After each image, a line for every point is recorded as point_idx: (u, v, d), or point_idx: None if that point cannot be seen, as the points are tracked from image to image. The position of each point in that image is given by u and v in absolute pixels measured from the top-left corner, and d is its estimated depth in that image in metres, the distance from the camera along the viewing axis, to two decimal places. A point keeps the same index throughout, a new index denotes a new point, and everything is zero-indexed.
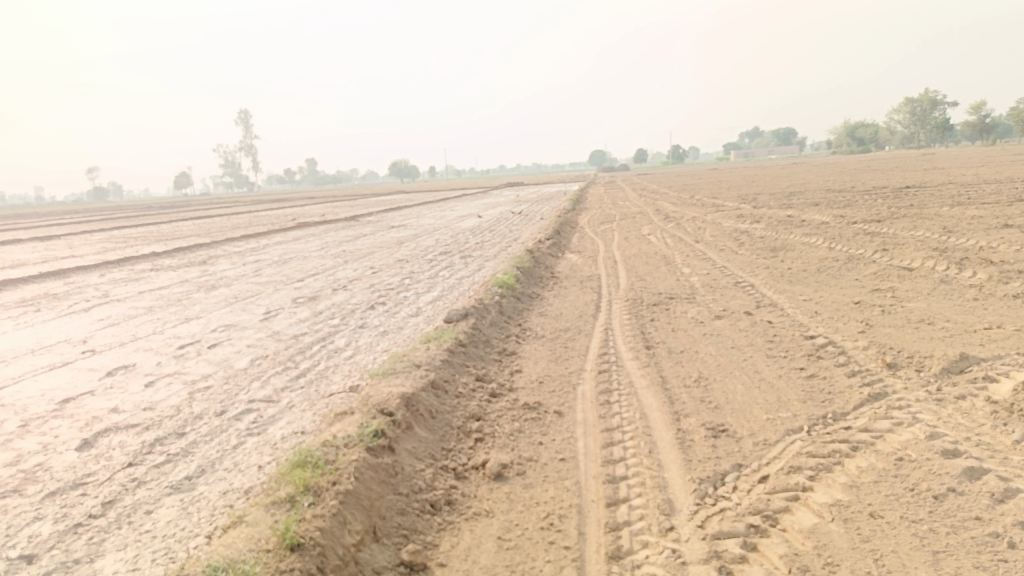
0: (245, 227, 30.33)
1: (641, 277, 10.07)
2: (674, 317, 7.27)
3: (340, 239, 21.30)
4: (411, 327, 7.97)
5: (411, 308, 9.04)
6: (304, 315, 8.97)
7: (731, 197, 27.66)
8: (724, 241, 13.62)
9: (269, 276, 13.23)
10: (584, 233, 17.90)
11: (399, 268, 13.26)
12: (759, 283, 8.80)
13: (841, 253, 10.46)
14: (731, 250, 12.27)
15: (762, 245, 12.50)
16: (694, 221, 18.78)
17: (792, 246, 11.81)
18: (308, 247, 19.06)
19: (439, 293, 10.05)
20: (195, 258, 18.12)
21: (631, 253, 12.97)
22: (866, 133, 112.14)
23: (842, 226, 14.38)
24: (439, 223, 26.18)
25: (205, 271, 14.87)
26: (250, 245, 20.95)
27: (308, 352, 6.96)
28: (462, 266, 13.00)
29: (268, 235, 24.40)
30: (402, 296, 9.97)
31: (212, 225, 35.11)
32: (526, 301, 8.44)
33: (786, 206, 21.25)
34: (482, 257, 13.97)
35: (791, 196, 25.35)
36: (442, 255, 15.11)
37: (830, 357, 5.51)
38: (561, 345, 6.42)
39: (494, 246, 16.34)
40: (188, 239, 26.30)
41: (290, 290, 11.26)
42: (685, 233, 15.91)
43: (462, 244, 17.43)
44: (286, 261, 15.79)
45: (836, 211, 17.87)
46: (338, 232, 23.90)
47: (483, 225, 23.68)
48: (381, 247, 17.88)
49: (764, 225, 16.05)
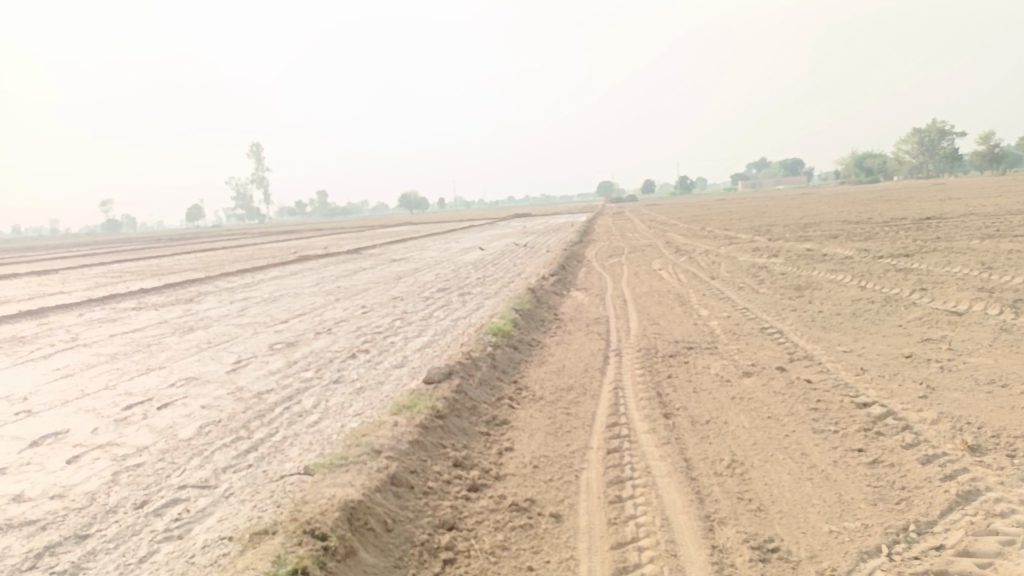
0: (243, 261, 29.51)
1: (654, 320, 9.06)
2: (695, 373, 6.25)
3: (336, 274, 20.39)
4: (392, 383, 6.97)
5: (395, 357, 8.05)
6: (275, 366, 7.98)
7: (744, 228, 26.73)
8: (742, 278, 12.63)
9: (252, 317, 12.27)
10: (592, 267, 16.92)
11: (391, 307, 12.29)
12: (789, 329, 7.77)
13: (876, 294, 9.44)
14: (751, 288, 11.25)
15: (785, 282, 11.49)
16: (708, 255, 17.79)
17: (820, 284, 10.79)
18: (301, 283, 18.12)
19: (430, 339, 9.05)
20: (182, 295, 17.23)
21: (642, 291, 11.98)
22: (875, 163, 111.47)
23: (868, 261, 13.35)
24: (441, 256, 25.29)
25: (187, 310, 13.92)
26: (242, 280, 20.05)
27: (267, 417, 5.97)
28: (459, 305, 12.01)
29: (263, 270, 23.52)
30: (389, 341, 8.99)
31: (213, 258, 34.29)
32: (524, 350, 7.44)
33: (803, 238, 20.23)
34: (482, 295, 13.01)
35: (807, 228, 24.37)
36: (439, 292, 14.15)
37: (892, 434, 4.49)
38: (561, 411, 5.40)
39: (496, 282, 15.38)
40: (182, 273, 25.43)
41: (269, 333, 10.28)
42: (699, 268, 14.90)
43: (462, 279, 16.47)
44: (274, 299, 14.84)
45: (858, 244, 16.87)
46: (336, 266, 22.99)
47: (486, 258, 22.74)
48: (377, 282, 16.96)
49: (784, 260, 15.05)
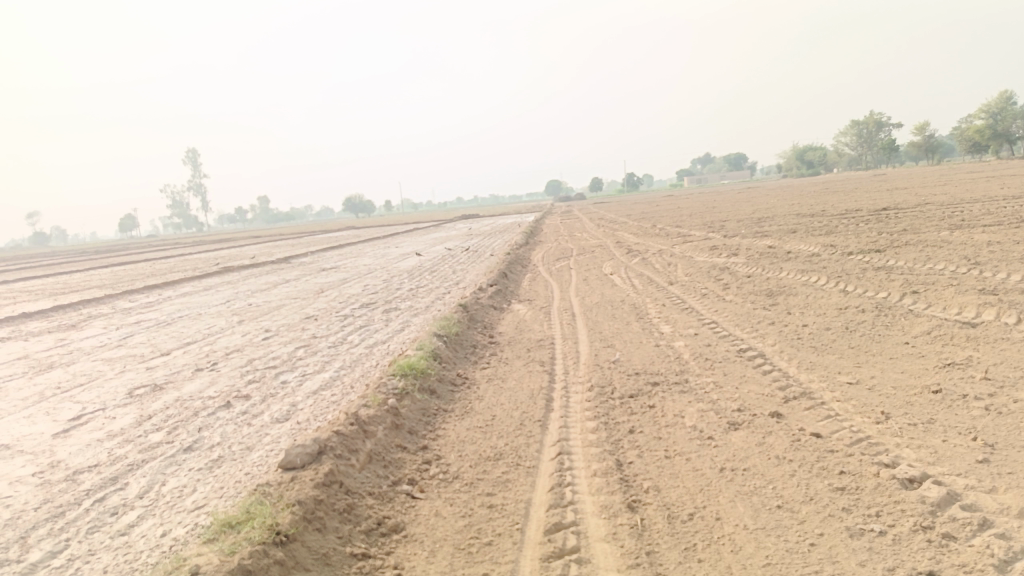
0: (160, 276, 27.01)
1: (608, 341, 7.49)
2: (665, 425, 4.65)
3: (256, 288, 18.29)
4: (264, 452, 5.20)
5: (281, 407, 6.26)
6: (121, 425, 6.11)
7: (698, 225, 25.61)
8: (703, 283, 11.19)
9: (133, 348, 10.28)
10: (537, 274, 15.31)
11: (300, 330, 10.43)
12: (774, 352, 6.26)
13: (864, 301, 8.04)
14: (716, 295, 9.79)
15: (754, 287, 10.05)
16: (662, 256, 16.34)
17: (795, 289, 9.37)
18: (211, 301, 16.02)
19: (332, 376, 7.28)
20: (69, 319, 14.97)
21: (592, 302, 10.42)
22: (816, 156, 113.20)
23: (838, 259, 12.07)
24: (376, 264, 23.31)
25: (61, 341, 11.78)
26: (147, 299, 17.81)
27: (63, 520, 4.16)
28: (381, 326, 10.24)
29: (176, 285, 21.24)
30: (280, 382, 7.19)
31: (132, 272, 31.49)
32: (443, 393, 5.74)
33: (761, 234, 19.07)
34: (409, 312, 11.26)
35: (761, 223, 23.32)
36: (362, 308, 12.36)
37: (971, 541, 2.96)
38: (482, 501, 3.73)
39: (428, 294, 13.66)
40: (85, 291, 22.93)
41: (139, 373, 8.36)
42: (655, 271, 13.39)
43: (391, 291, 14.64)
44: (170, 323, 12.80)
45: (822, 239, 15.66)
46: (259, 279, 20.87)
47: (424, 266, 20.97)
48: (296, 297, 15.05)
49: (746, 259, 13.71)
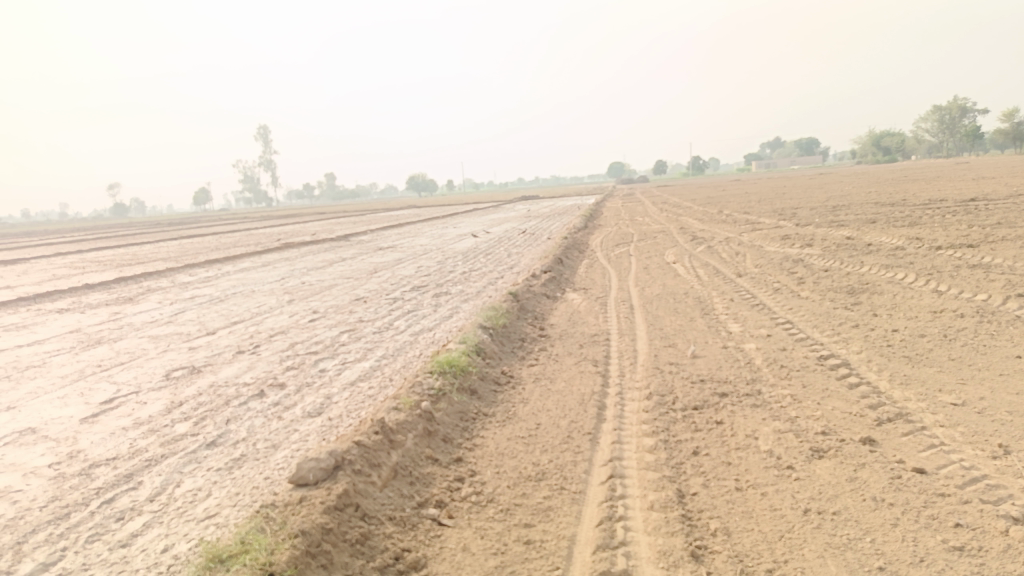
0: (222, 250, 27.37)
1: (670, 340, 6.84)
2: (735, 448, 4.04)
3: (311, 266, 18.17)
4: (289, 452, 4.80)
5: (314, 399, 5.87)
6: (149, 413, 5.82)
7: (767, 212, 24.40)
8: (775, 275, 10.36)
9: (180, 326, 10.12)
10: (595, 260, 14.66)
11: (347, 313, 10.09)
12: (860, 363, 5.53)
13: (962, 304, 7.16)
14: (789, 291, 8.99)
15: (832, 283, 9.20)
16: (729, 245, 15.43)
17: (879, 287, 8.51)
18: (265, 278, 15.93)
19: (372, 366, 6.86)
20: (127, 292, 15.07)
21: (653, 293, 9.75)
22: (894, 141, 108.06)
23: (925, 254, 11.04)
24: (431, 245, 22.93)
25: (115, 315, 11.76)
26: (204, 274, 17.87)
27: (64, 524, 3.83)
28: (429, 311, 9.80)
29: (235, 260, 21.36)
30: (318, 370, 6.81)
31: (197, 245, 32.06)
32: (485, 394, 5.23)
33: (836, 223, 17.92)
34: (460, 298, 10.79)
35: (836, 211, 22.01)
36: (412, 290, 11.97)
37: None
38: (518, 535, 3.22)
39: (481, 278, 13.18)
40: (149, 264, 23.32)
41: (180, 353, 8.13)
42: (721, 261, 12.57)
43: (443, 274, 14.22)
44: (221, 300, 12.68)
45: (905, 231, 14.50)
46: (315, 256, 20.80)
47: (480, 247, 20.53)
48: (348, 277, 14.80)
49: (821, 250, 12.74)
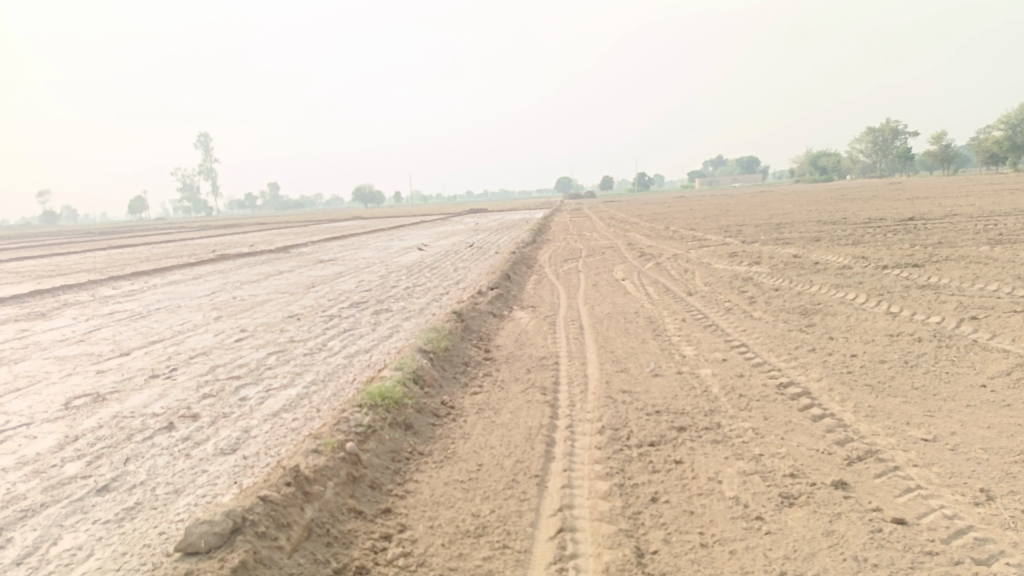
0: (153, 261, 26.08)
1: (622, 364, 6.44)
2: (697, 494, 3.62)
3: (246, 279, 17.30)
4: (194, 498, 4.19)
5: (231, 433, 5.25)
6: (37, 450, 5.10)
7: (714, 229, 24.54)
8: (726, 294, 10.12)
9: (93, 345, 9.27)
10: (542, 276, 14.27)
11: (278, 331, 9.42)
12: (822, 392, 5.21)
13: (918, 327, 6.97)
14: (742, 311, 8.73)
15: (784, 303, 8.98)
16: (677, 262, 15.26)
17: (833, 308, 8.31)
18: (195, 292, 15.03)
19: (300, 393, 6.26)
20: (41, 306, 13.97)
21: (603, 312, 9.38)
22: (831, 161, 111.67)
23: (874, 274, 10.98)
24: (375, 258, 22.25)
25: (22, 332, 10.78)
26: (129, 287, 16.80)
27: None
28: (367, 330, 9.22)
29: (165, 272, 20.25)
30: (239, 398, 6.17)
31: (127, 255, 30.51)
32: (421, 428, 4.70)
33: (782, 240, 18.01)
34: (401, 315, 10.22)
35: (780, 229, 22.23)
36: (351, 307, 11.34)
37: None
38: None
39: (424, 294, 12.64)
40: (71, 275, 21.95)
41: (86, 377, 7.34)
42: (671, 279, 12.32)
43: (385, 289, 13.60)
44: (143, 316, 11.80)
45: (851, 250, 14.55)
46: (252, 269, 19.88)
47: (425, 261, 19.93)
48: (285, 292, 14.06)
49: (769, 268, 12.62)
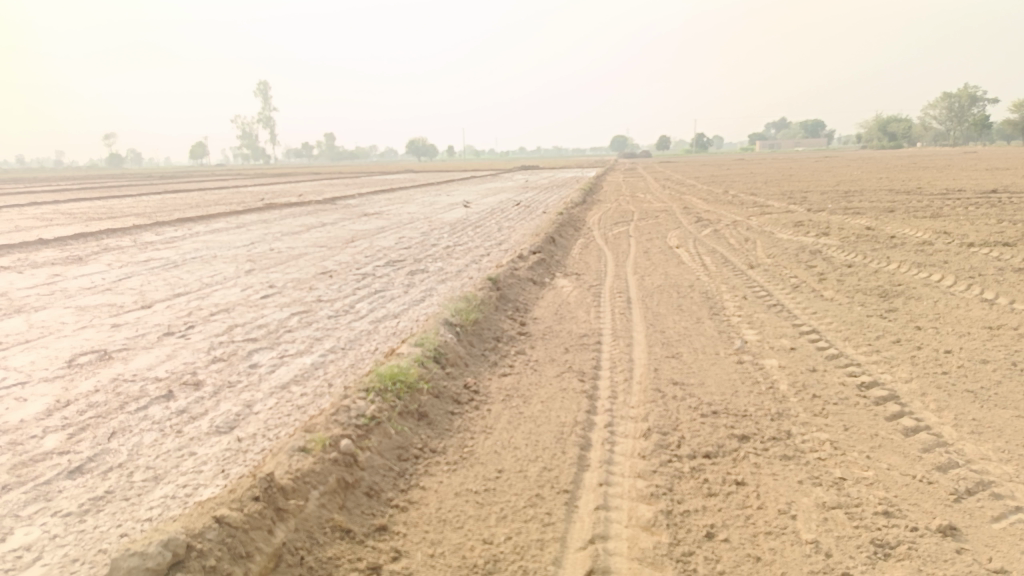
0: (201, 207, 26.00)
1: (674, 347, 5.68)
2: (765, 533, 2.90)
3: (286, 230, 16.91)
4: (173, 488, 3.66)
5: (231, 407, 4.72)
6: (22, 416, 4.66)
7: (776, 195, 23.22)
8: (792, 269, 9.19)
9: (116, 295, 8.88)
10: (590, 239, 13.47)
11: (306, 289, 8.89)
12: (914, 399, 4.38)
13: (1021, 319, 6.01)
14: (811, 289, 7.83)
15: (859, 282, 8.04)
16: (737, 230, 14.27)
17: (917, 291, 7.35)
18: (233, 242, 14.67)
19: (314, 361, 5.69)
20: (80, 250, 13.79)
21: (654, 283, 8.58)
22: (903, 127, 106.27)
23: (961, 252, 9.88)
24: (420, 213, 21.68)
25: (53, 277, 10.51)
26: (170, 234, 16.55)
27: None
28: (399, 292, 8.62)
29: (209, 219, 20.05)
30: (249, 366, 5.64)
31: (179, 201, 30.64)
32: (437, 419, 4.07)
33: (851, 210, 16.75)
34: (436, 277, 9.59)
35: (849, 197, 20.82)
36: (386, 265, 10.77)
37: None
38: None
39: (465, 254, 12.00)
40: (119, 219, 21.95)
41: (99, 332, 6.93)
42: (730, 249, 11.40)
43: (425, 248, 13.00)
44: (175, 265, 11.44)
45: (930, 223, 13.32)
46: (295, 219, 19.50)
47: (470, 219, 19.27)
48: (322, 245, 13.58)
49: (839, 241, 11.57)
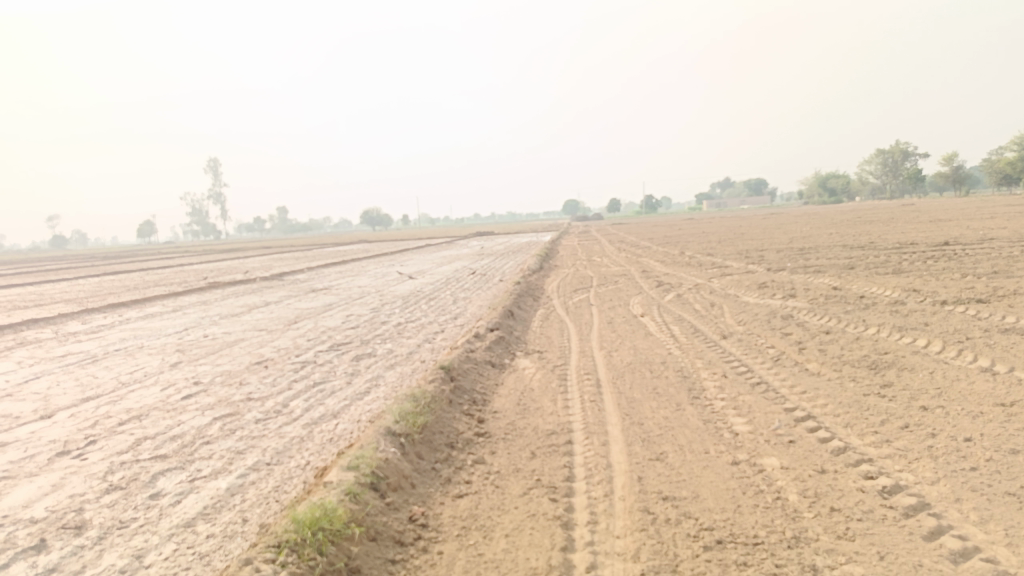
0: (139, 290, 24.67)
1: (657, 445, 4.90)
2: None
3: (226, 312, 15.83)
4: None
5: (116, 562, 3.75)
6: None
7: (733, 254, 23.09)
8: (768, 338, 8.58)
9: (16, 402, 7.75)
10: (550, 311, 12.78)
11: (237, 386, 7.92)
12: (949, 508, 3.65)
13: None
14: (793, 362, 7.19)
15: (843, 351, 7.44)
16: (700, 294, 13.77)
17: (908, 361, 6.77)
18: (166, 329, 13.54)
19: (232, 485, 4.75)
20: None
21: (624, 360, 7.86)
22: (842, 182, 110.32)
23: (938, 312, 9.45)
24: (371, 287, 20.83)
25: None
26: (97, 322, 15.31)
27: None
28: (342, 383, 7.72)
29: (144, 304, 18.81)
30: (150, 496, 4.66)
31: (119, 283, 29.20)
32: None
33: (812, 268, 16.51)
34: (385, 363, 8.72)
35: (805, 255, 20.76)
36: (330, 350, 9.84)
37: None
38: None
39: (417, 333, 11.15)
40: (47, 307, 20.49)
41: None
42: (697, 316, 10.81)
43: (374, 326, 12.11)
44: (93, 361, 10.30)
45: (895, 281, 13.03)
46: (237, 300, 18.43)
47: (424, 291, 18.51)
48: (263, 329, 12.58)
49: (808, 304, 11.09)
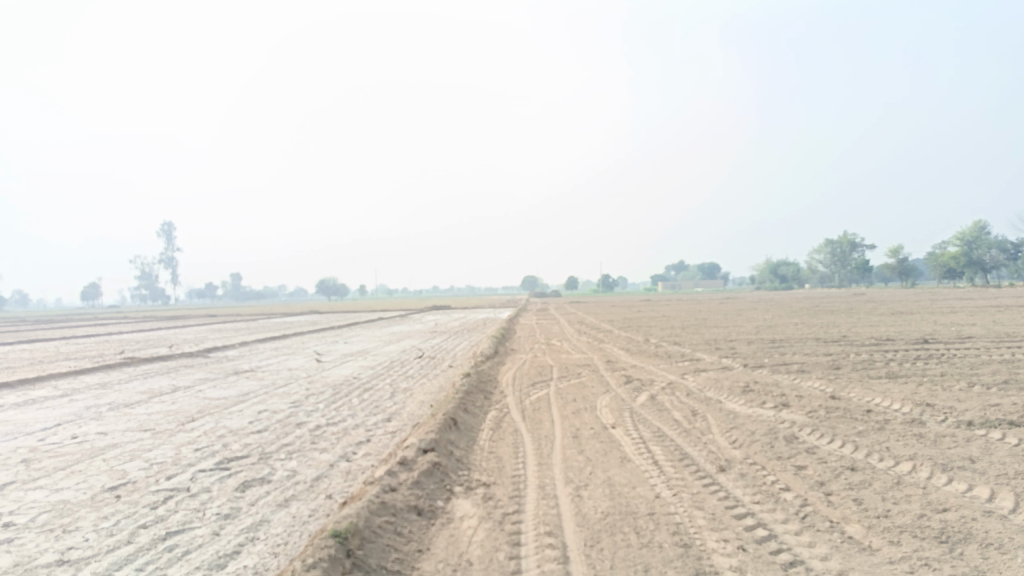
0: (40, 365, 21.82)
1: None
2: None
3: (120, 401, 13.34)
4: None
5: None
6: None
7: (701, 344, 21.57)
8: (778, 474, 6.67)
9: None
10: (502, 414, 10.73)
11: (58, 535, 5.65)
12: None
13: None
14: (828, 524, 5.25)
15: (889, 506, 5.55)
16: (676, 396, 11.90)
17: (988, 531, 4.92)
18: (32, 425, 11.01)
19: None
20: None
21: (597, 506, 5.82)
22: (794, 270, 112.32)
23: (975, 440, 7.71)
24: (303, 369, 18.56)
25: None
26: None
27: None
28: (206, 536, 5.51)
29: (31, 386, 16.11)
30: None
31: (24, 356, 26.11)
32: None
33: (794, 367, 14.95)
34: (278, 497, 6.52)
35: (779, 348, 19.37)
36: (216, 469, 7.59)
37: None
38: None
39: (336, 442, 8.97)
40: None
41: None
42: (681, 432, 8.89)
43: (287, 430, 9.86)
44: None
45: (896, 389, 11.41)
46: (144, 383, 15.92)
47: (362, 378, 16.29)
48: (150, 429, 10.21)
49: (807, 419, 9.31)
